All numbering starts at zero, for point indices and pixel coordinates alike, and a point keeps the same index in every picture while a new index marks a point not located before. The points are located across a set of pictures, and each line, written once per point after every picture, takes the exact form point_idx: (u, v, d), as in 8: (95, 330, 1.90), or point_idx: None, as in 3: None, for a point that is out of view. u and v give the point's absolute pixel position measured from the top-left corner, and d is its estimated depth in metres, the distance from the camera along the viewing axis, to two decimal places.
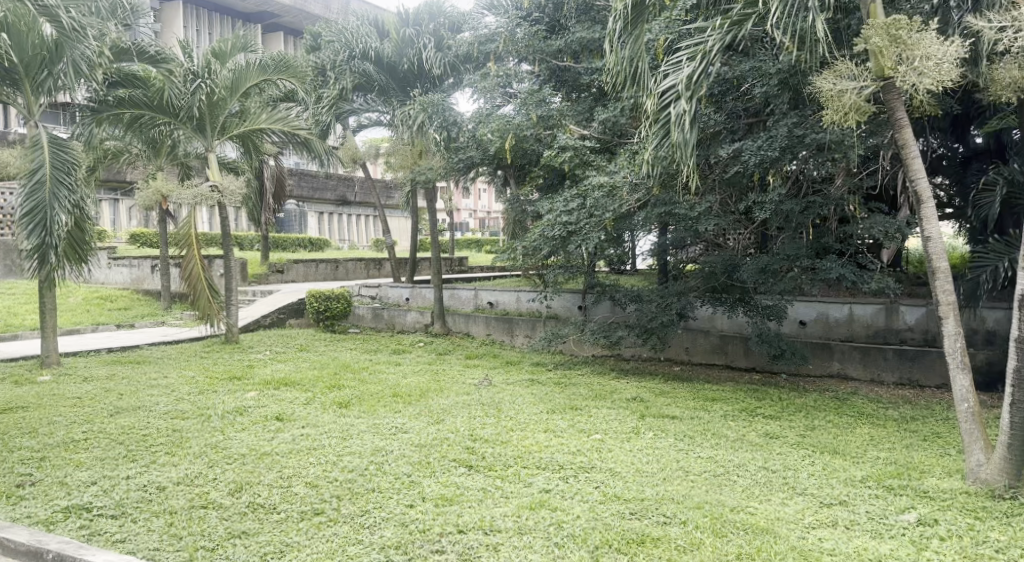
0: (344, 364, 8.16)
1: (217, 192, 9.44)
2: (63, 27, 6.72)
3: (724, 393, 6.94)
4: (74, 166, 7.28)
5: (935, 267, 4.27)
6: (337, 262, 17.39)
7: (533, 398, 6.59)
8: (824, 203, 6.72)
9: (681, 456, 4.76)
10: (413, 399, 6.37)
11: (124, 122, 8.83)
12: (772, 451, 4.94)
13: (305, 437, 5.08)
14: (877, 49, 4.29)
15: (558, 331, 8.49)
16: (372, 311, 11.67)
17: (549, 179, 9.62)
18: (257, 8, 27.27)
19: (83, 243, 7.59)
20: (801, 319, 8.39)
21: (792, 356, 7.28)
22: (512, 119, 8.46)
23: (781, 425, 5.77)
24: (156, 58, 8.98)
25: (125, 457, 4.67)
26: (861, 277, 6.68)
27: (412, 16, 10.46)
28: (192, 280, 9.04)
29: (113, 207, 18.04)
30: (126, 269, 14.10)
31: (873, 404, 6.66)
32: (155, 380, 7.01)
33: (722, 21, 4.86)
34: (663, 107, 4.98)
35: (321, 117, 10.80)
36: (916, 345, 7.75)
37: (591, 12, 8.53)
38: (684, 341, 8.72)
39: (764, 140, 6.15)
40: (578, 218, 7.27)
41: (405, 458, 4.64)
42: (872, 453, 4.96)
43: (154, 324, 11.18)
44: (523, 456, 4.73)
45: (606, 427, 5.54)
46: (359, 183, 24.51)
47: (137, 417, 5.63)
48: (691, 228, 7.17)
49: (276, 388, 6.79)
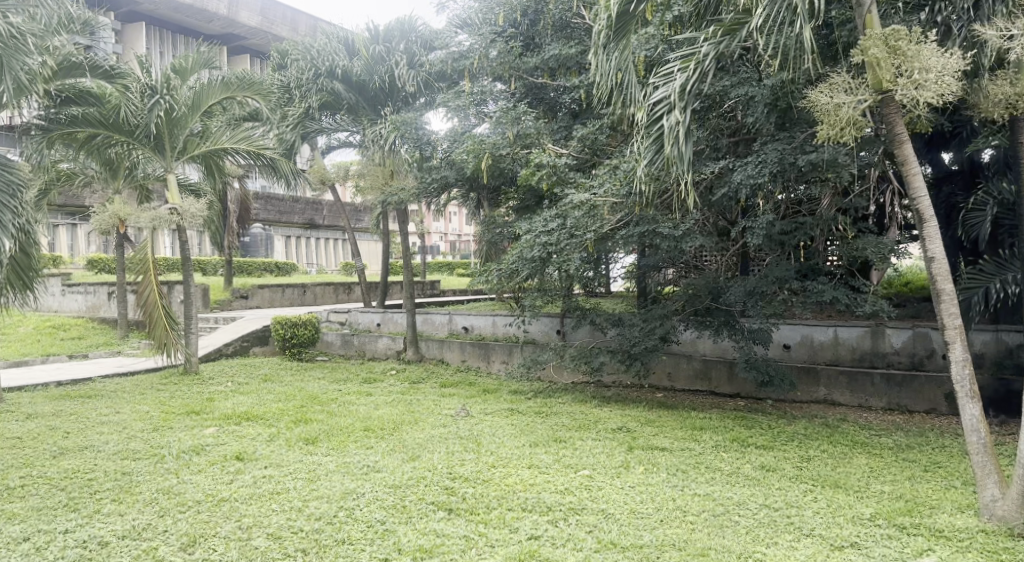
0: (311, 395, 7.70)
1: (177, 215, 8.96)
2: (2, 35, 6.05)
3: (711, 421, 6.67)
4: (19, 189, 6.58)
5: (940, 289, 4.11)
6: (305, 287, 16.90)
7: (515, 429, 6.23)
8: (814, 224, 6.57)
9: (676, 494, 4.45)
10: (386, 433, 5.96)
11: (78, 141, 8.33)
12: (772, 486, 4.68)
13: (269, 480, 4.63)
14: (875, 61, 4.20)
15: (537, 358, 8.17)
16: (342, 338, 11.23)
17: (525, 201, 9.32)
18: (223, 30, 26.88)
19: (29, 270, 7.07)
20: (786, 342, 8.19)
21: (780, 382, 7.02)
22: (487, 137, 8.15)
23: (775, 455, 5.51)
24: (110, 74, 8.38)
25: (66, 507, 4.17)
26: (854, 300, 6.49)
27: (382, 33, 10.10)
28: (149, 307, 8.53)
29: (70, 232, 17.34)
30: (82, 296, 13.45)
31: (865, 431, 6.45)
32: (105, 417, 6.45)
33: (714, 31, 4.73)
34: (653, 120, 4.79)
35: (285, 137, 10.25)
36: (903, 369, 7.60)
37: (568, 29, 8.34)
38: (667, 366, 8.48)
39: (754, 163, 5.90)
40: (558, 240, 6.95)
41: (378, 502, 4.23)
42: (876, 487, 4.73)
43: (109, 354, 10.56)
44: (507, 496, 4.36)
45: (594, 461, 5.21)
46: (328, 206, 24.07)
47: (82, 459, 5.09)
48: (675, 248, 6.92)
49: (237, 423, 6.32)
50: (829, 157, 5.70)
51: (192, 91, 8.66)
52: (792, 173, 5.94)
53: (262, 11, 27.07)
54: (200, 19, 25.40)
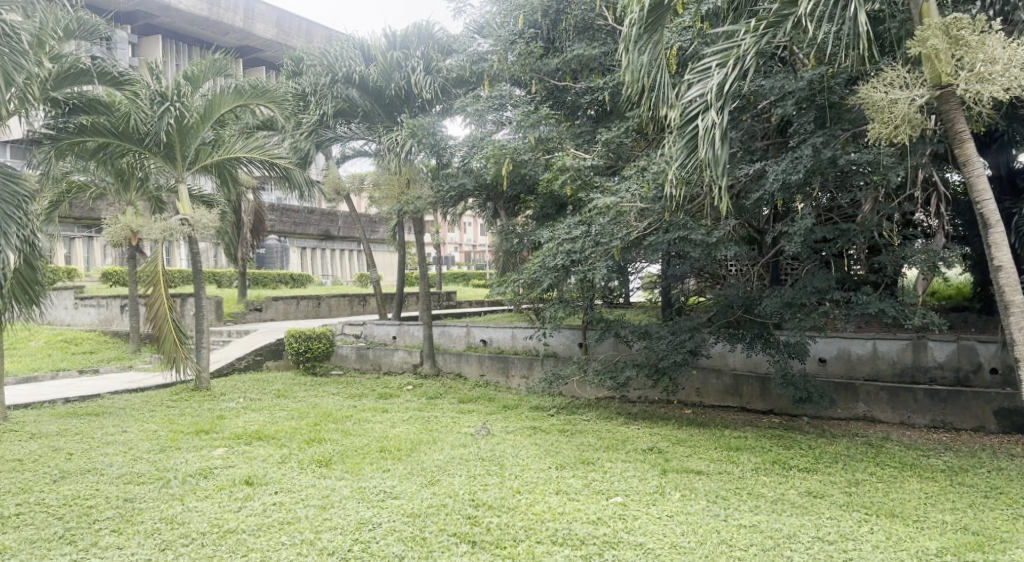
0: (325, 412, 7.39)
1: (188, 226, 8.70)
2: None
3: (747, 441, 6.26)
4: (26, 199, 6.34)
5: (1010, 301, 4.32)
6: (319, 299, 16.70)
7: (538, 450, 5.87)
8: (858, 231, 6.12)
9: (720, 525, 4.09)
10: (403, 455, 5.62)
11: (88, 151, 8.09)
12: (822, 515, 4.33)
13: (279, 508, 4.31)
14: (934, 53, 4.07)
15: (559, 372, 7.77)
16: (357, 351, 10.95)
17: (544, 209, 9.02)
18: (238, 41, 26.99)
19: (36, 283, 6.74)
20: (821, 356, 7.80)
21: (820, 400, 6.57)
22: (507, 143, 7.79)
23: (821, 480, 5.13)
24: (119, 80, 8.09)
25: (61, 539, 3.85)
26: (902, 313, 6.07)
27: (400, 39, 9.75)
28: (158, 320, 8.29)
29: (87, 244, 17.28)
30: (94, 308, 13.26)
31: (912, 451, 6.04)
32: (111, 437, 6.15)
33: (756, 24, 4.49)
34: (688, 120, 4.61)
35: (300, 145, 10.02)
36: (947, 385, 7.20)
37: (590, 31, 8.10)
38: (695, 381, 8.10)
39: (788, 161, 5.44)
40: (582, 247, 6.56)
41: (396, 533, 3.91)
42: (936, 516, 4.37)
43: (120, 369, 10.33)
44: (534, 527, 4.02)
45: (626, 486, 4.84)
46: (343, 217, 23.90)
47: (84, 483, 4.78)
48: (707, 256, 6.53)
49: (248, 443, 6.02)
50: (873, 157, 5.28)
51: (204, 101, 8.41)
52: (832, 174, 5.52)
53: (278, 23, 27.02)
54: (217, 30, 25.49)
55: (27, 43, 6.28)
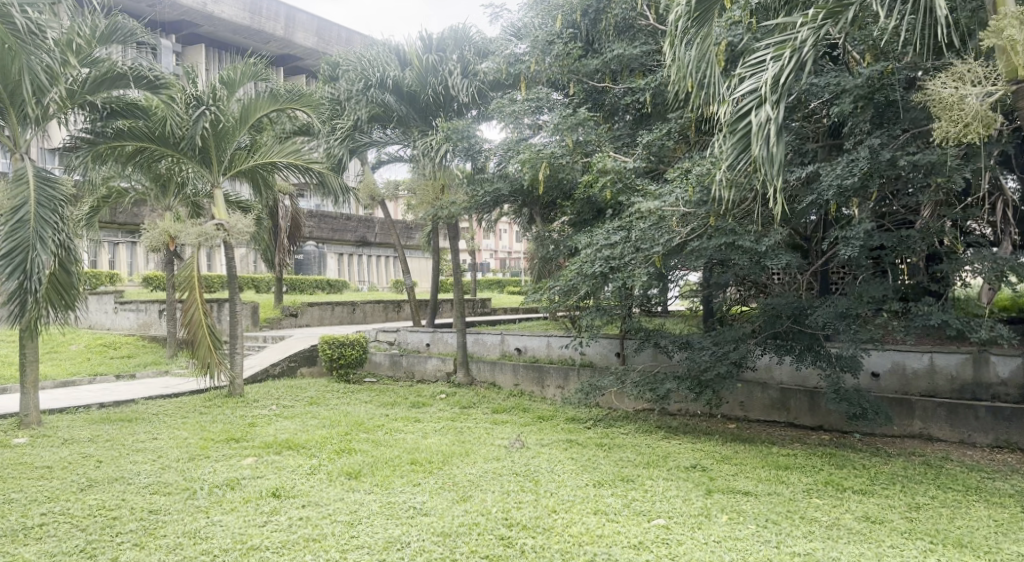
0: (357, 421, 7.25)
1: (223, 230, 8.64)
2: (18, 29, 5.77)
3: (796, 459, 5.89)
4: (62, 203, 6.43)
5: None
6: (354, 305, 16.71)
7: (574, 465, 5.62)
8: (919, 236, 5.73)
9: (772, 553, 3.78)
10: (434, 468, 5.43)
11: (126, 157, 8.13)
12: (883, 543, 3.99)
13: (305, 523, 4.15)
14: (1012, 43, 3.73)
15: (596, 383, 7.46)
16: (390, 358, 10.84)
17: (581, 215, 8.76)
18: (279, 50, 27.46)
19: (70, 288, 6.63)
20: (874, 370, 7.38)
21: (875, 416, 6.18)
22: (543, 147, 7.54)
23: (880, 503, 4.77)
24: (155, 83, 7.82)
25: (82, 553, 3.74)
26: (968, 324, 5.67)
27: (436, 42, 9.62)
28: (192, 327, 8.27)
29: (130, 249, 17.63)
30: (134, 313, 13.44)
31: (976, 473, 5.61)
32: (142, 444, 6.10)
33: (814, 13, 4.21)
34: (740, 117, 4.35)
35: (335, 150, 9.83)
36: (1012, 402, 6.73)
37: (631, 30, 7.94)
38: (739, 395, 7.76)
39: (843, 164, 5.14)
40: (621, 253, 6.29)
41: (425, 554, 3.71)
42: (1010, 547, 3.99)
43: (156, 374, 10.38)
44: (571, 550, 3.78)
45: (668, 507, 4.55)
46: (380, 223, 24.00)
47: (110, 493, 4.70)
48: (754, 263, 6.20)
49: (277, 453, 5.90)
50: (937, 158, 4.93)
51: (240, 104, 8.43)
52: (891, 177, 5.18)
53: (318, 31, 27.38)
54: (258, 39, 25.94)
55: (52, 41, 6.25)
